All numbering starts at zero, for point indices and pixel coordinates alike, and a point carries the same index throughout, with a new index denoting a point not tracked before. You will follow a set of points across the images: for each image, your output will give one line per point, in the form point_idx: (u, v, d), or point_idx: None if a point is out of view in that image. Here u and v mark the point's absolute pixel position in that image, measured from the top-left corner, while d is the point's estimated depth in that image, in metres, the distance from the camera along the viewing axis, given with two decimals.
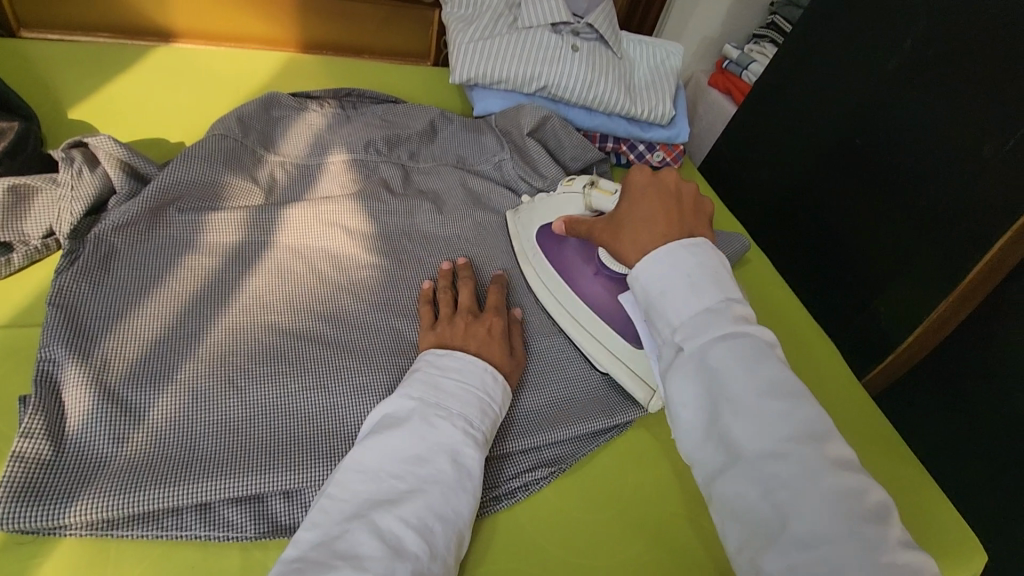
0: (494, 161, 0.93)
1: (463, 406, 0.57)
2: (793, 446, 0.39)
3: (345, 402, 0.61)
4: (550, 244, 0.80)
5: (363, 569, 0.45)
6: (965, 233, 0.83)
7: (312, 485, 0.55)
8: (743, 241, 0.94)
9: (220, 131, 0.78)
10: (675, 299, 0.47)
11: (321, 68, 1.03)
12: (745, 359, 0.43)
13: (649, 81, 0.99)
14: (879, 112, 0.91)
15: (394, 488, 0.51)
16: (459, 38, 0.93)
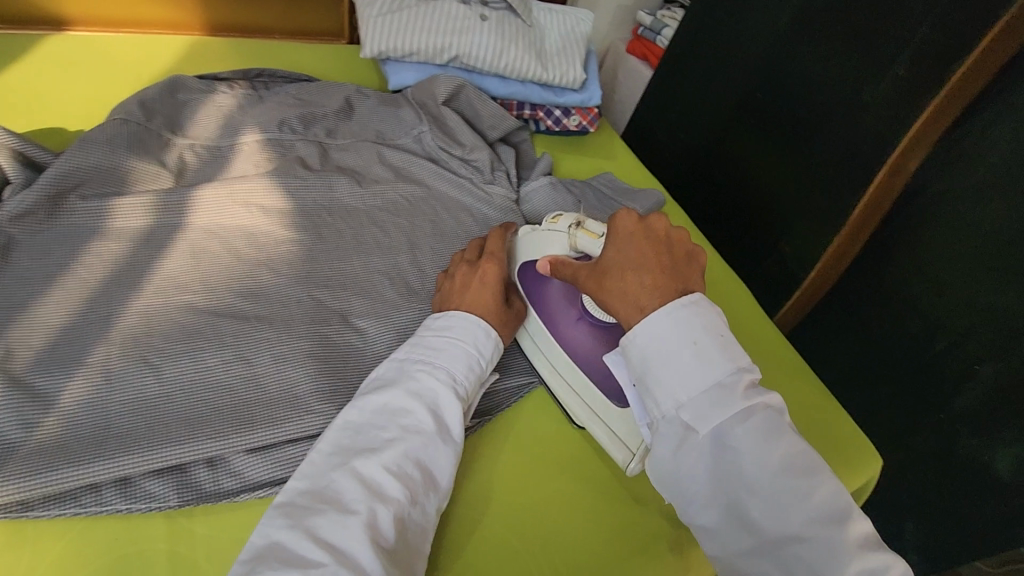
0: (413, 134, 0.94)
1: (449, 362, 0.62)
2: (813, 528, 0.48)
3: (266, 370, 0.62)
4: (530, 282, 0.76)
5: (351, 513, 0.50)
6: (853, 173, 0.90)
7: (235, 450, 0.56)
8: (658, 196, 1.00)
9: (122, 115, 0.77)
10: (687, 379, 0.53)
11: (231, 52, 1.01)
12: (758, 435, 0.51)
13: (560, 47, 1.01)
14: (776, 64, 0.97)
15: (380, 439, 0.56)
16: (367, 11, 0.93)
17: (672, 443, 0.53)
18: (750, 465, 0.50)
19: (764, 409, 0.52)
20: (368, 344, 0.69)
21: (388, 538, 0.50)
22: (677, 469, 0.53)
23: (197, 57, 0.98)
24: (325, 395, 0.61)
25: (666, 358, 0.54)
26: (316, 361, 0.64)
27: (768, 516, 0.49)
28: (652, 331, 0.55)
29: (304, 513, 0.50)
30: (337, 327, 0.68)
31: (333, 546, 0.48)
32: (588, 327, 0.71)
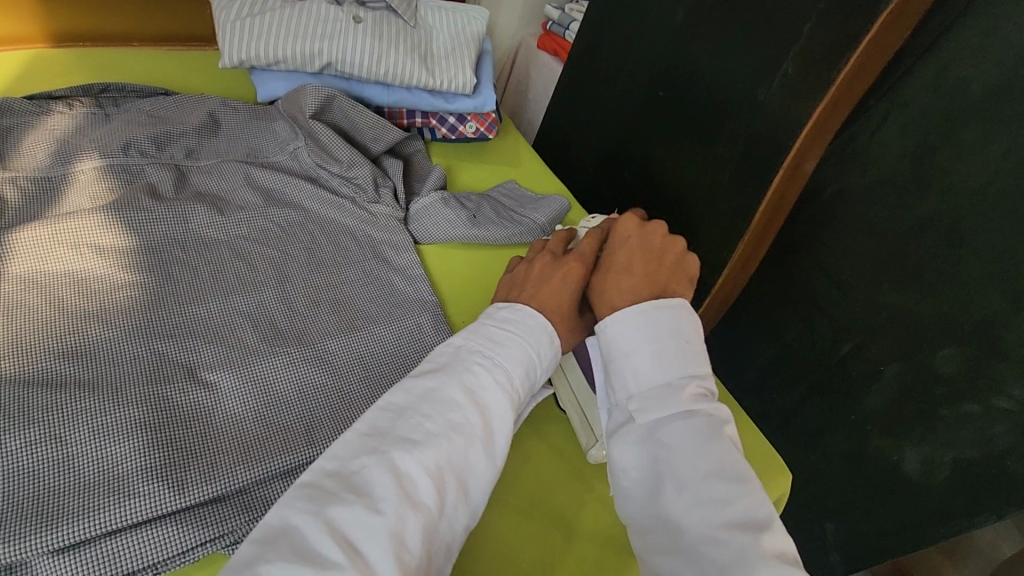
0: (289, 151, 0.85)
1: (510, 360, 0.56)
2: (728, 533, 0.45)
3: (84, 448, 0.53)
4: None
5: (378, 512, 0.44)
6: (749, 173, 0.86)
7: (34, 555, 0.48)
8: (563, 201, 0.93)
9: None
10: (640, 369, 0.55)
11: (77, 65, 0.90)
12: (698, 433, 0.50)
13: (449, 49, 0.94)
14: (674, 61, 0.93)
15: (425, 430, 0.50)
16: (224, 17, 0.84)
17: (620, 426, 0.54)
18: (682, 460, 0.49)
19: (705, 414, 0.52)
20: (219, 401, 0.60)
21: (413, 554, 0.44)
22: (613, 458, 0.53)
23: (33, 73, 0.87)
24: (154, 473, 0.53)
25: (631, 343, 0.56)
26: (146, 432, 0.55)
27: (689, 516, 0.47)
28: (626, 317, 0.58)
29: (326, 502, 0.44)
30: (180, 385, 0.60)
31: (351, 544, 0.42)
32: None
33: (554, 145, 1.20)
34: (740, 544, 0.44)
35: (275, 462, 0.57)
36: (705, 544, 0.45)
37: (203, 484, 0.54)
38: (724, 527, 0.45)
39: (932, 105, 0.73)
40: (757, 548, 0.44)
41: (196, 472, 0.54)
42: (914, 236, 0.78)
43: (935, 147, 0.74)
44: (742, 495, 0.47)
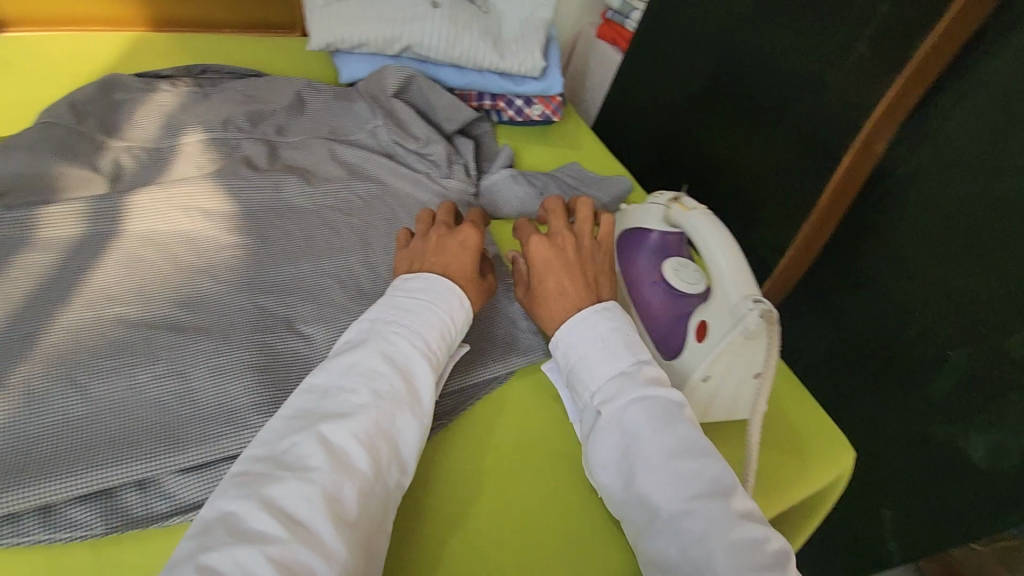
0: (368, 129, 0.90)
1: (424, 325, 0.59)
2: (700, 502, 0.50)
3: (202, 384, 0.59)
4: (628, 249, 0.79)
5: (312, 480, 0.47)
6: (816, 154, 0.89)
7: (165, 471, 0.54)
8: (626, 181, 0.96)
9: (49, 118, 0.74)
10: (595, 366, 0.60)
11: (175, 50, 0.97)
12: (652, 419, 0.55)
13: (518, 34, 0.97)
14: (739, 44, 0.95)
15: (352, 402, 0.52)
16: (314, 2, 0.89)
17: (590, 429, 0.59)
18: (645, 447, 0.54)
19: (660, 399, 0.57)
20: (314, 351, 0.66)
21: (350, 509, 0.47)
22: (590, 454, 0.58)
23: (140, 54, 0.94)
24: (264, 408, 0.59)
25: (579, 352, 0.61)
26: (256, 373, 0.61)
27: (658, 495, 0.52)
28: (568, 330, 0.63)
29: (261, 482, 0.46)
30: (280, 335, 0.65)
31: (291, 517, 0.45)
32: (662, 292, 0.73)
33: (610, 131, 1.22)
34: (711, 509, 0.50)
35: None
36: (677, 519, 0.50)
37: None
38: (691, 499, 0.51)
39: (1008, 89, 0.73)
40: (722, 511, 0.50)
41: None
42: (987, 220, 0.78)
43: (1011, 128, 0.73)
44: (703, 465, 0.53)
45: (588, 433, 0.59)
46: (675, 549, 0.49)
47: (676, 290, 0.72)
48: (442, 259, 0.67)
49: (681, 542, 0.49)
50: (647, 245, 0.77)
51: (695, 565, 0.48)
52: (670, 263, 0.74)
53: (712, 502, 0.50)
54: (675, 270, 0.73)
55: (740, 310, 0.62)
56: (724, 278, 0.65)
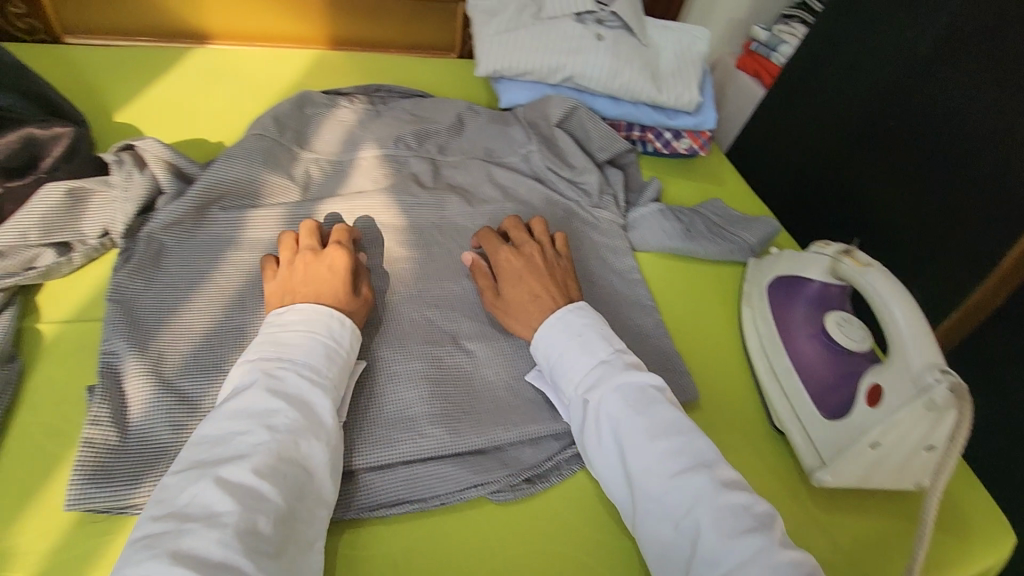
0: (521, 154, 0.93)
1: (308, 355, 0.58)
2: (688, 475, 0.55)
3: (382, 389, 0.65)
4: (782, 296, 0.78)
5: (222, 524, 0.45)
6: (991, 200, 0.94)
7: (359, 466, 0.59)
8: (772, 224, 0.93)
9: (258, 131, 0.81)
10: (572, 357, 0.64)
11: (349, 67, 1.05)
12: (630, 404, 0.59)
13: (676, 68, 0.98)
14: (909, 91, 1.00)
15: (247, 442, 0.50)
16: (484, 30, 0.93)
17: (584, 421, 0.62)
18: (632, 433, 0.58)
19: (641, 385, 0.61)
20: (477, 368, 0.70)
21: (268, 532, 0.46)
22: (585, 445, 0.61)
23: (322, 69, 1.03)
24: (438, 418, 0.64)
25: (558, 350, 0.65)
26: (428, 385, 0.66)
27: (648, 475, 0.56)
28: (546, 330, 0.67)
29: (165, 541, 0.43)
30: (447, 349, 0.70)
31: (207, 565, 0.42)
32: (821, 345, 0.72)
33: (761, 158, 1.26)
34: (699, 480, 0.54)
35: (527, 428, 0.65)
36: (668, 493, 0.54)
37: (475, 436, 0.63)
38: (678, 474, 0.55)
39: None
40: (708, 483, 0.54)
41: (468, 424, 0.64)
42: None
43: None
44: (685, 442, 0.57)
45: (578, 427, 0.62)
46: (669, 524, 0.53)
47: (839, 345, 0.71)
48: (311, 284, 0.64)
49: (673, 516, 0.53)
50: (805, 294, 0.76)
51: (689, 535, 0.52)
52: (833, 318, 0.72)
53: (700, 471, 0.55)
54: (838, 325, 0.72)
55: (927, 380, 0.60)
56: (904, 343, 0.63)
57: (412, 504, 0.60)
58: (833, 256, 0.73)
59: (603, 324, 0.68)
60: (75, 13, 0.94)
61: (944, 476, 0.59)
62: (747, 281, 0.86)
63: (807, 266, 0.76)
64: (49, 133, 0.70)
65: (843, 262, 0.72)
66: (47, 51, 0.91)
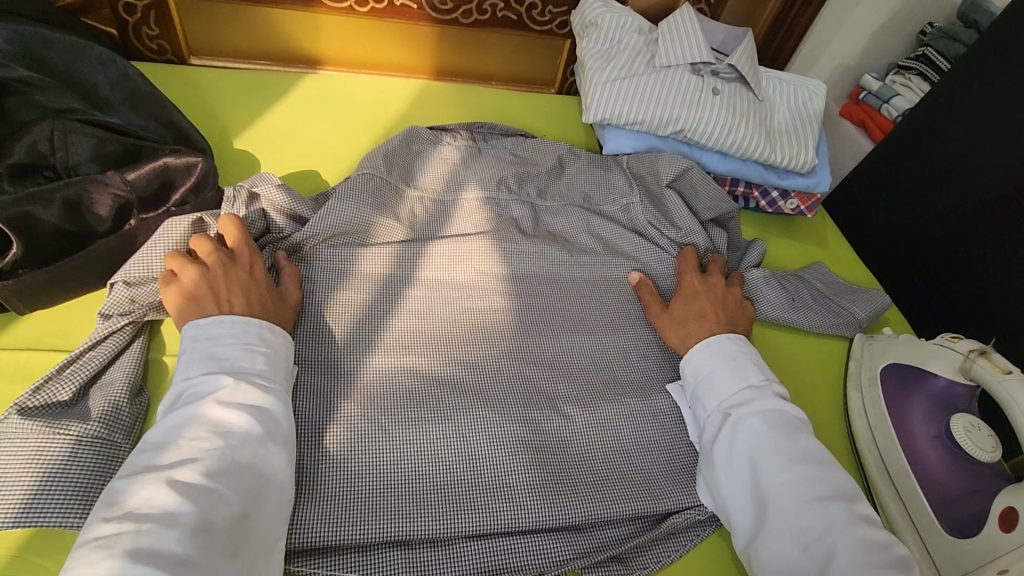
0: (622, 204, 0.89)
1: (255, 360, 0.56)
2: (824, 503, 0.55)
3: (483, 452, 0.63)
4: (897, 388, 0.73)
5: (176, 524, 0.43)
6: None
7: (458, 533, 0.58)
8: (884, 298, 0.88)
9: (369, 169, 0.80)
10: (723, 375, 0.66)
11: (452, 98, 1.05)
12: (776, 429, 0.61)
13: (790, 125, 0.95)
14: None
15: (198, 444, 0.49)
16: (596, 76, 0.92)
17: (718, 435, 0.63)
18: (769, 454, 0.59)
19: (785, 412, 0.63)
20: (574, 436, 0.67)
21: (223, 530, 0.45)
22: (712, 453, 0.62)
23: (425, 100, 1.03)
24: (537, 490, 0.61)
25: (709, 368, 0.67)
26: (526, 452, 0.64)
27: (782, 494, 0.56)
28: (703, 346, 0.70)
29: (121, 541, 0.42)
30: (546, 412, 0.68)
31: (162, 564, 0.41)
32: (945, 451, 0.67)
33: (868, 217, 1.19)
34: (836, 510, 0.55)
35: (626, 509, 0.62)
36: (801, 515, 0.55)
37: (573, 511, 0.61)
38: (811, 501, 0.55)
39: None
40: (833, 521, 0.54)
41: (566, 496, 0.61)
42: None
43: None
44: (823, 472, 0.58)
45: (709, 438, 0.64)
46: (796, 548, 0.54)
47: (965, 453, 0.66)
48: (237, 288, 0.61)
49: (801, 538, 0.54)
50: (927, 389, 0.71)
51: (819, 561, 0.52)
52: (957, 423, 0.67)
53: (839, 500, 0.55)
54: (966, 430, 0.66)
55: None
56: None
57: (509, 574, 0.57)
58: (966, 355, 0.69)
59: (752, 354, 0.69)
60: (200, 33, 0.98)
61: None
62: (854, 362, 0.80)
63: (931, 360, 0.72)
64: (182, 162, 0.71)
65: (977, 363, 0.68)
66: (174, 73, 0.95)
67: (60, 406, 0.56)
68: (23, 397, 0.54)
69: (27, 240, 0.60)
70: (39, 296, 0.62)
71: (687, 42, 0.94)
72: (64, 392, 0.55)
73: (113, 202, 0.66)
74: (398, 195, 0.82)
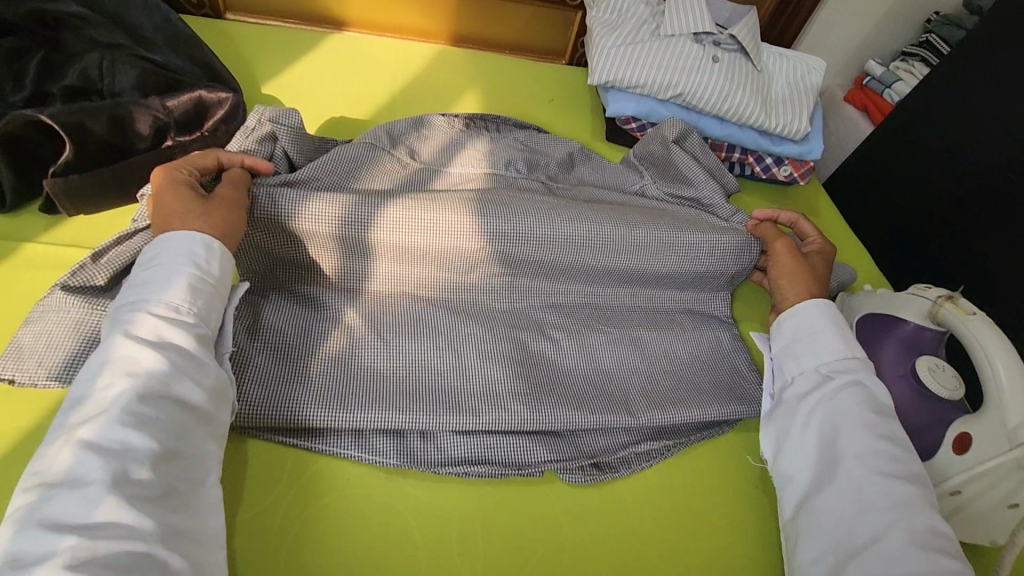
0: (636, 190, 0.89)
1: (166, 291, 0.55)
2: (891, 479, 0.59)
3: (473, 363, 0.68)
4: (870, 335, 0.76)
5: (86, 484, 0.44)
6: None
7: (444, 426, 0.63)
8: (851, 271, 0.88)
9: (370, 139, 0.80)
10: (823, 341, 0.69)
11: (467, 61, 1.11)
12: (867, 404, 0.65)
13: (786, 95, 1.00)
14: None
15: (101, 397, 0.48)
16: (604, 41, 0.98)
17: (810, 391, 0.68)
18: (850, 420, 0.63)
19: (879, 395, 0.66)
20: (559, 358, 0.72)
21: (145, 477, 0.46)
22: (800, 410, 0.67)
23: (442, 62, 1.09)
24: (520, 396, 0.66)
25: (815, 329, 0.71)
26: (513, 365, 0.69)
27: (856, 461, 0.61)
28: (811, 307, 0.72)
29: (31, 510, 0.42)
30: (534, 335, 0.73)
31: (79, 526, 0.42)
32: (910, 388, 0.70)
33: (865, 201, 1.23)
34: (906, 491, 0.59)
35: (605, 419, 0.67)
36: (866, 488, 0.59)
37: (551, 415, 0.66)
38: (887, 474, 0.59)
39: None
40: (837, 497, 0.60)
41: (548, 404, 0.66)
42: None
43: None
44: (901, 454, 0.61)
45: (798, 394, 0.68)
46: (851, 510, 0.59)
47: (928, 390, 0.69)
48: (165, 211, 0.61)
49: (857, 502, 0.59)
50: (897, 334, 0.74)
51: (871, 529, 0.57)
52: (922, 360, 0.70)
53: None
54: (930, 370, 0.69)
55: None
56: (1001, 397, 0.62)
57: (488, 465, 0.63)
58: (934, 300, 0.72)
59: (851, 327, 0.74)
60: None
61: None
62: None
63: (901, 307, 0.75)
64: (215, 97, 0.78)
65: (944, 307, 0.71)
66: (212, 26, 1.02)
67: (95, 290, 0.61)
68: (64, 277, 0.60)
69: (78, 143, 0.67)
70: (83, 198, 0.68)
71: (691, 13, 0.99)
72: (101, 276, 0.61)
73: (153, 123, 0.73)
74: (386, 161, 0.80)
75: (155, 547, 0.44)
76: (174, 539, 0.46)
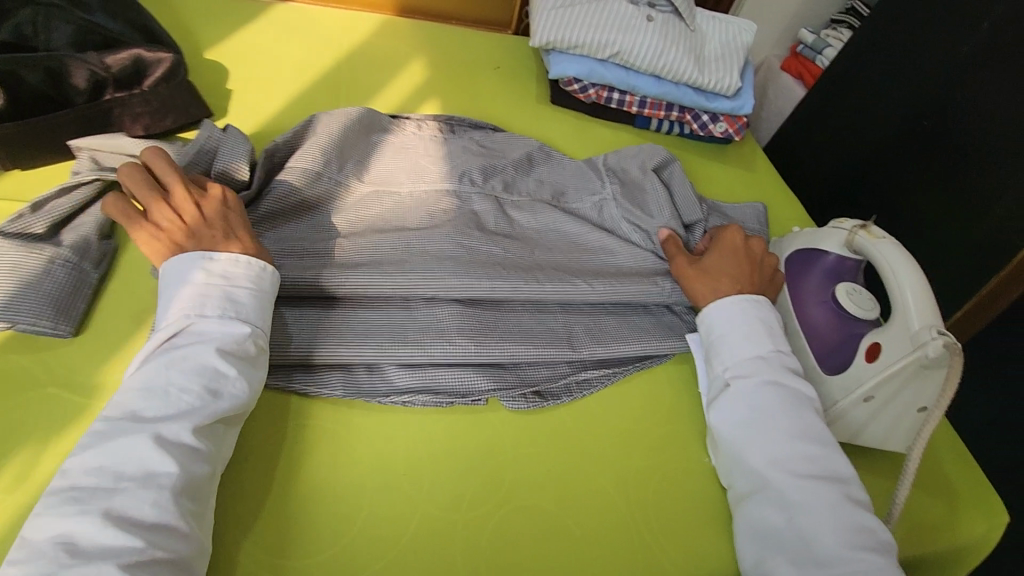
0: (593, 202, 0.86)
1: (259, 318, 0.57)
2: (810, 481, 0.59)
3: (418, 303, 0.70)
4: (796, 269, 0.80)
5: (159, 487, 0.46)
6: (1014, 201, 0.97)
7: (390, 359, 0.65)
8: (755, 205, 0.94)
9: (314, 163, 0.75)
10: (728, 342, 0.69)
11: (412, 29, 1.13)
12: (781, 404, 0.64)
13: (719, 54, 1.05)
14: (947, 100, 1.04)
15: (185, 400, 0.51)
16: (543, 4, 1.01)
17: (717, 395, 0.68)
18: (761, 420, 0.63)
19: (790, 387, 0.66)
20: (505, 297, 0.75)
21: (200, 489, 0.49)
22: (716, 411, 0.67)
23: (387, 29, 1.11)
24: (464, 331, 0.68)
25: (722, 330, 0.70)
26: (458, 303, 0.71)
27: (773, 467, 0.61)
28: (717, 305, 0.72)
29: (97, 498, 0.45)
30: None
31: (140, 525, 0.45)
32: (831, 312, 0.75)
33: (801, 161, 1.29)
34: (825, 490, 0.59)
35: (546, 350, 0.70)
36: (794, 490, 0.59)
37: (495, 347, 0.68)
38: (805, 477, 0.59)
39: None
40: (768, 499, 0.59)
41: (491, 338, 0.68)
42: None
43: None
44: (823, 453, 0.61)
45: (710, 400, 0.69)
46: (782, 516, 0.58)
47: (847, 312, 0.73)
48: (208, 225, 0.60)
49: (789, 508, 0.58)
50: (820, 265, 0.78)
51: (800, 533, 0.57)
52: (841, 285, 0.75)
53: None
54: (848, 294, 0.74)
55: (924, 337, 0.64)
56: (903, 312, 0.67)
57: (429, 395, 0.65)
58: (850, 229, 0.77)
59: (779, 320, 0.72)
60: None
61: (929, 426, 0.65)
62: None
63: (823, 240, 0.79)
64: (154, 56, 0.77)
65: (859, 236, 0.76)
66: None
67: (34, 239, 0.61)
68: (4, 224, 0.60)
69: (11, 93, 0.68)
70: (17, 150, 0.69)
71: None
72: (39, 225, 0.61)
73: (90, 77, 0.73)
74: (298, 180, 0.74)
75: (193, 561, 0.46)
76: (198, 558, 0.48)
